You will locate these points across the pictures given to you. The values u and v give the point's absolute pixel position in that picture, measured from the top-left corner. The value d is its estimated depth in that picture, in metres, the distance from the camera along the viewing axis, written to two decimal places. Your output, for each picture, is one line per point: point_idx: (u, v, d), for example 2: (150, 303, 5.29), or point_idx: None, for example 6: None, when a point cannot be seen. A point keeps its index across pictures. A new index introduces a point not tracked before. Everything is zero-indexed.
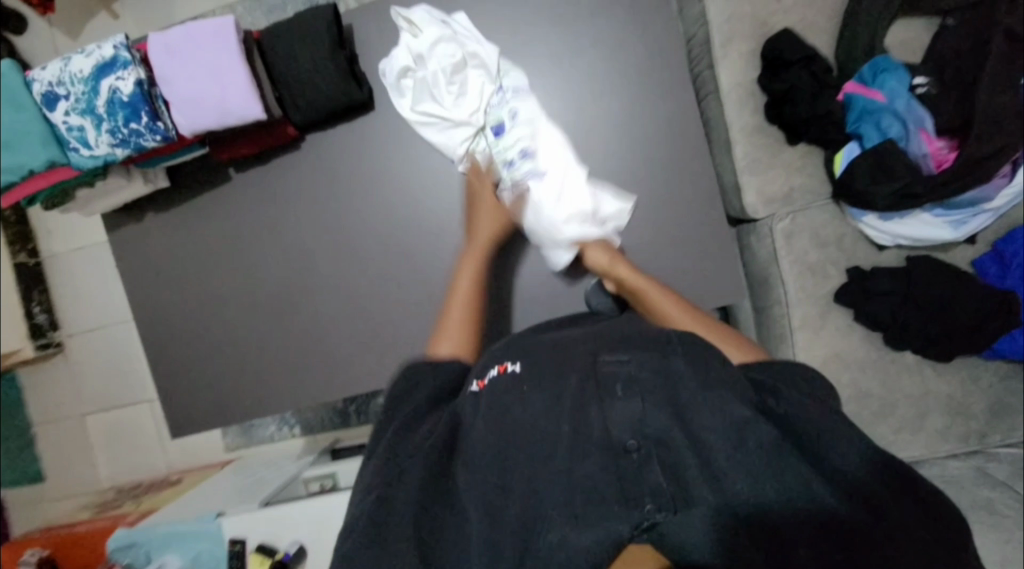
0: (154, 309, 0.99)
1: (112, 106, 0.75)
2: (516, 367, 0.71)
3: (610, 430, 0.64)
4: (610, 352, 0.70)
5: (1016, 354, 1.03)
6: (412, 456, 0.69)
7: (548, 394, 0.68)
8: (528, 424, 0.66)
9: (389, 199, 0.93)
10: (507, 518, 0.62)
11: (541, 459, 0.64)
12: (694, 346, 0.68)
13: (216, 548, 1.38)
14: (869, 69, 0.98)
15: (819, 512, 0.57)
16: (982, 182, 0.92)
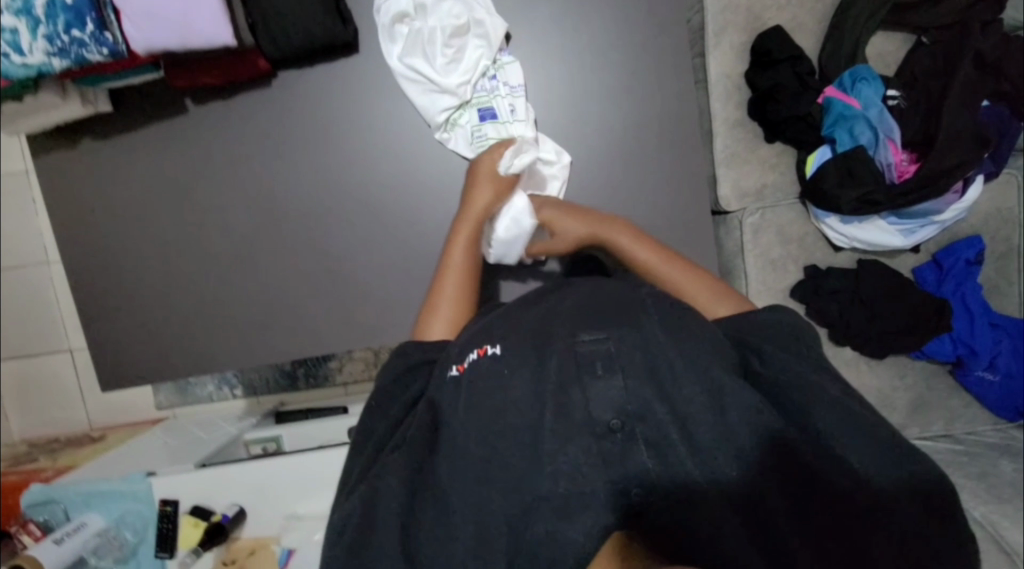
0: (89, 248, 0.89)
1: (51, 7, 0.65)
2: (497, 350, 0.68)
3: (593, 406, 0.63)
4: (588, 331, 0.67)
5: (941, 357, 1.13)
6: (401, 456, 0.67)
7: (541, 376, 0.65)
8: (512, 409, 0.64)
9: (365, 153, 0.87)
10: (503, 497, 0.62)
11: (529, 438, 0.63)
12: (676, 323, 0.68)
13: (146, 509, 1.30)
14: (850, 76, 1.01)
15: (795, 487, 0.62)
16: (935, 197, 0.99)
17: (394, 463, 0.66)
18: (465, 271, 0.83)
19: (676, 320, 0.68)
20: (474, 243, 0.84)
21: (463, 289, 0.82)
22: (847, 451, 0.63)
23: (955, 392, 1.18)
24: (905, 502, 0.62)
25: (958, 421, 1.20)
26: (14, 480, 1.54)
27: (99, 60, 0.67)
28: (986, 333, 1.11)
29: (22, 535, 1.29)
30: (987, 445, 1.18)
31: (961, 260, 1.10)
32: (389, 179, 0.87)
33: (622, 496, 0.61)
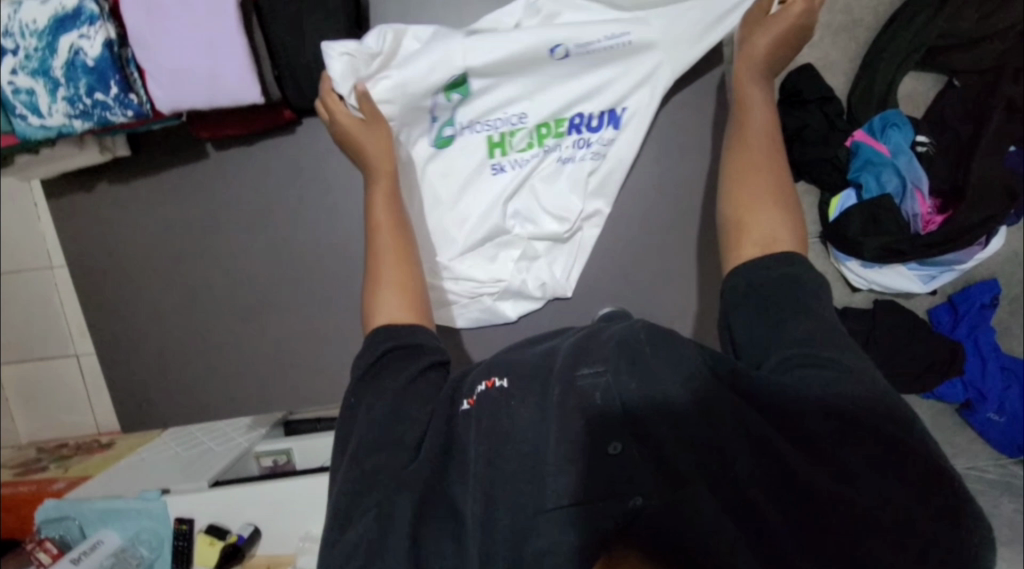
0: (106, 288, 0.87)
1: (72, 69, 0.63)
2: (504, 384, 0.63)
3: (573, 424, 0.58)
4: (590, 365, 0.60)
5: (950, 397, 1.14)
6: (381, 492, 0.58)
7: (521, 413, 0.60)
8: (510, 424, 0.60)
9: (433, 144, 0.88)
10: (503, 515, 0.56)
11: (527, 456, 0.59)
12: (675, 350, 0.58)
13: (160, 526, 1.32)
14: (880, 121, 1.00)
15: (797, 503, 0.52)
16: (961, 248, 0.98)
17: (395, 487, 0.58)
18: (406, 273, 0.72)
19: (671, 345, 0.59)
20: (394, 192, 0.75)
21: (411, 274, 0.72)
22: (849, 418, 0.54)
23: (959, 427, 1.20)
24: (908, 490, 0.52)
25: (960, 455, 1.22)
26: (25, 492, 1.56)
27: (122, 121, 0.66)
28: (996, 377, 1.11)
29: (37, 553, 1.29)
30: (989, 483, 1.20)
31: (977, 304, 1.10)
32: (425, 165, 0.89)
33: (622, 504, 0.56)
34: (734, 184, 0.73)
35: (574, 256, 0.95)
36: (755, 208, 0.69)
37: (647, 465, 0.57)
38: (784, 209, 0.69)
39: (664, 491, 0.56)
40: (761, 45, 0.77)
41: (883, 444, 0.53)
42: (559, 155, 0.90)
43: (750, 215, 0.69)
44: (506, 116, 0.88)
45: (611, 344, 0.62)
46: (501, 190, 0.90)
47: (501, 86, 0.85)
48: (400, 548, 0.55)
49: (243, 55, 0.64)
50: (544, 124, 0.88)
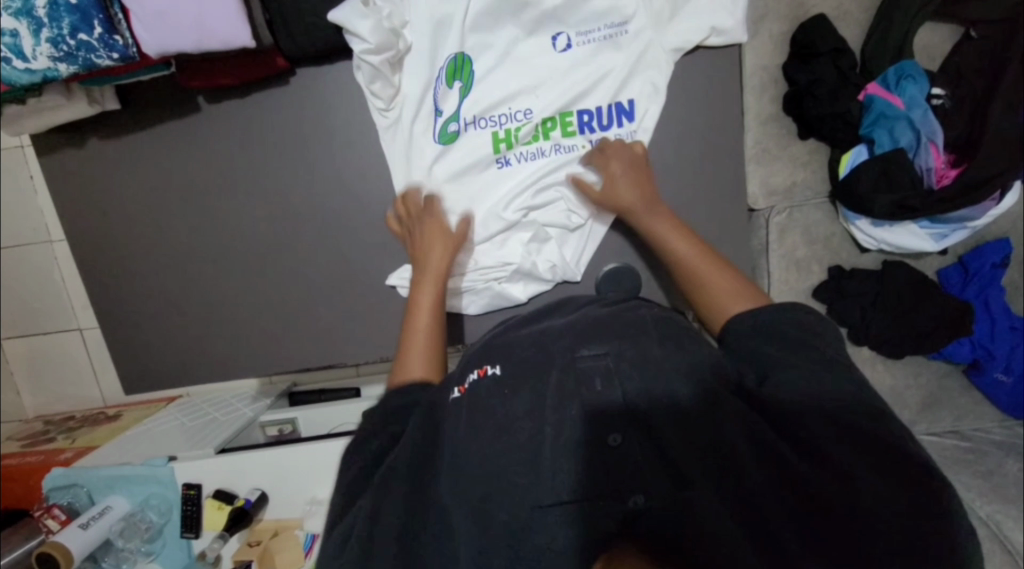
0: (103, 249, 0.86)
1: (56, 8, 0.60)
2: (496, 371, 0.64)
3: (572, 412, 0.59)
4: (589, 348, 0.63)
5: (957, 358, 1.13)
6: (383, 480, 0.61)
7: (517, 399, 0.61)
8: (506, 414, 0.61)
9: (438, 142, 0.81)
10: (493, 510, 0.56)
11: (525, 447, 0.58)
12: (677, 340, 0.64)
13: (168, 492, 1.33)
14: (895, 73, 0.97)
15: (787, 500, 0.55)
16: (975, 204, 0.95)
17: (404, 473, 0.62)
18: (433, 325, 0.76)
19: (676, 336, 0.65)
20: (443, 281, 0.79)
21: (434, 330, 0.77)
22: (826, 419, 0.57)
23: (966, 389, 1.19)
24: (897, 496, 0.54)
25: (966, 417, 1.22)
26: (33, 461, 1.56)
27: (110, 66, 0.63)
28: (1005, 337, 1.10)
29: (47, 518, 1.32)
30: (996, 444, 1.19)
31: (988, 264, 1.08)
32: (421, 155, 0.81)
33: (620, 505, 0.55)
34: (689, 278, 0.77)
35: (587, 241, 0.84)
36: (703, 276, 0.76)
37: (649, 459, 0.58)
38: (728, 276, 0.75)
39: (666, 489, 0.56)
40: (626, 153, 0.79)
41: (884, 459, 0.56)
42: (572, 151, 0.82)
43: (705, 276, 0.76)
44: (510, 111, 0.81)
45: (619, 327, 0.65)
46: (504, 181, 0.83)
47: (506, 74, 0.81)
48: (393, 523, 0.58)
49: None
50: (552, 119, 0.82)
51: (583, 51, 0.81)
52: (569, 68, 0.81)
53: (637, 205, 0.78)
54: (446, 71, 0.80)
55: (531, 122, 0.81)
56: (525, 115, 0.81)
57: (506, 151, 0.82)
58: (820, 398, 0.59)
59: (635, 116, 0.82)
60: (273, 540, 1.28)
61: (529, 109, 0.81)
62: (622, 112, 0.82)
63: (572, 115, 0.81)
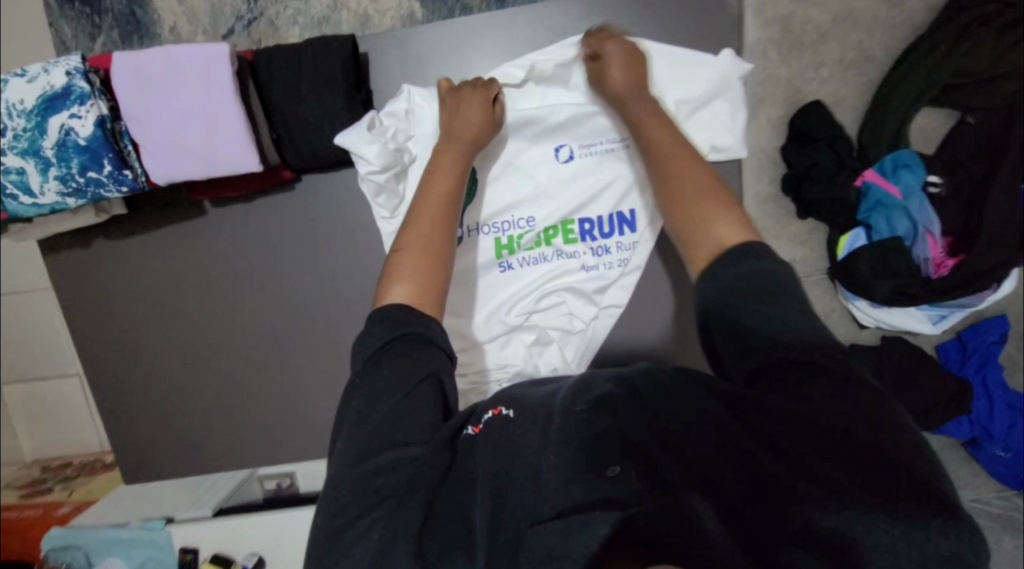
0: (106, 340, 0.86)
1: (65, 150, 0.66)
2: (511, 412, 0.61)
3: (552, 450, 0.57)
4: (593, 402, 0.60)
5: (956, 434, 1.13)
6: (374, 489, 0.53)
7: (523, 437, 0.59)
8: (514, 451, 0.58)
9: None
10: (493, 541, 0.52)
11: (531, 480, 0.56)
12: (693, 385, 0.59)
13: (165, 555, 1.32)
14: (891, 161, 0.98)
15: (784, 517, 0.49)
16: (973, 292, 0.96)
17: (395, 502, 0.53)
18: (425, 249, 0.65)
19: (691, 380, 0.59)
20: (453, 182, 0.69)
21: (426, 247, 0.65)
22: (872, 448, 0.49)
23: (964, 461, 1.19)
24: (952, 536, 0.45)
25: (964, 488, 1.22)
26: (30, 516, 1.60)
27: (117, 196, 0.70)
28: (1003, 414, 1.10)
29: None
30: (995, 518, 1.19)
31: (985, 342, 1.09)
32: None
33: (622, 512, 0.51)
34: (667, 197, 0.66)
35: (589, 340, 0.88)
36: (687, 173, 0.65)
37: (638, 478, 0.55)
38: (716, 187, 0.63)
39: (658, 497, 0.52)
40: (615, 72, 0.77)
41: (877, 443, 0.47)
42: (575, 255, 0.87)
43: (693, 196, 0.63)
44: (513, 218, 0.86)
45: (605, 385, 0.62)
46: (510, 284, 0.87)
47: (511, 184, 0.86)
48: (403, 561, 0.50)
49: (236, 128, 0.67)
50: (554, 226, 0.87)
51: (585, 162, 0.85)
52: (571, 177, 0.86)
53: (626, 91, 0.76)
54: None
55: (533, 229, 0.86)
56: (528, 221, 0.86)
57: (509, 256, 0.87)
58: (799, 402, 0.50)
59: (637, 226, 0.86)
60: None
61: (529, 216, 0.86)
62: (624, 222, 0.86)
63: (574, 224, 0.86)
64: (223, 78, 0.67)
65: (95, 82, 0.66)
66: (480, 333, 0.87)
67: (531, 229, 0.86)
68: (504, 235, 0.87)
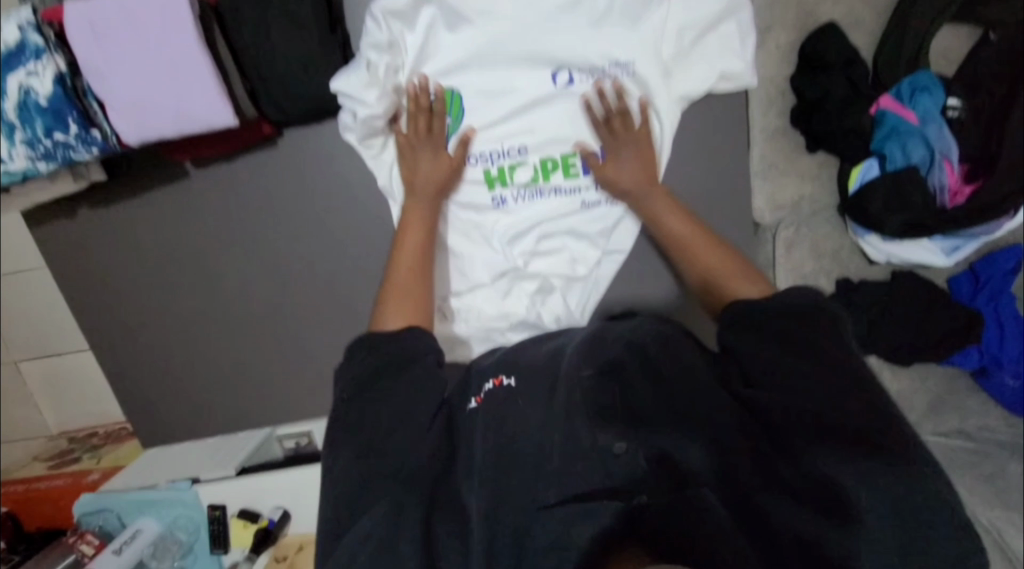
0: (111, 312, 0.87)
1: (27, 111, 0.65)
2: (510, 383, 0.74)
3: (556, 430, 0.69)
4: (589, 366, 0.72)
5: (964, 365, 1.13)
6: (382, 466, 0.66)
7: (523, 409, 0.71)
8: (517, 423, 0.70)
9: None
10: (507, 514, 0.64)
11: (535, 460, 0.67)
12: (685, 365, 0.71)
13: (195, 513, 1.39)
14: (908, 85, 0.92)
15: (791, 520, 0.60)
16: (991, 221, 0.92)
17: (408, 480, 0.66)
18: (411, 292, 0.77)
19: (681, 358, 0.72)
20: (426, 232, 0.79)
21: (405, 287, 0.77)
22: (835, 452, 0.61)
23: (973, 392, 1.19)
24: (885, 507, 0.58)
25: (972, 418, 1.22)
26: (61, 485, 1.60)
27: (89, 158, 0.70)
28: (1014, 344, 1.09)
29: (81, 544, 1.36)
30: (999, 444, 1.20)
31: (999, 272, 1.07)
32: None
33: (626, 504, 0.63)
34: (683, 244, 0.80)
35: (588, 283, 0.88)
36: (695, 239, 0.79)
37: (647, 463, 0.66)
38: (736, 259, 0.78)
39: (666, 493, 0.63)
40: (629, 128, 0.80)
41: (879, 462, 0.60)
42: (582, 197, 0.84)
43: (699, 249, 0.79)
44: (504, 148, 0.82)
45: (618, 345, 0.75)
46: (501, 223, 0.85)
47: (506, 118, 0.80)
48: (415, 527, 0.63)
49: (202, 81, 0.65)
50: (552, 158, 0.82)
51: (582, 88, 0.80)
52: (567, 103, 0.81)
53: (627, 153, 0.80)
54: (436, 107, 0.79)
55: (528, 163, 0.82)
56: (522, 152, 0.82)
57: (502, 188, 0.83)
58: (815, 401, 0.63)
59: None
60: (297, 555, 1.35)
61: (527, 145, 0.81)
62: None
63: (574, 157, 0.82)
64: (177, 24, 0.63)
65: (50, 39, 0.64)
66: (482, 282, 0.87)
67: (526, 164, 0.82)
68: (497, 163, 0.82)
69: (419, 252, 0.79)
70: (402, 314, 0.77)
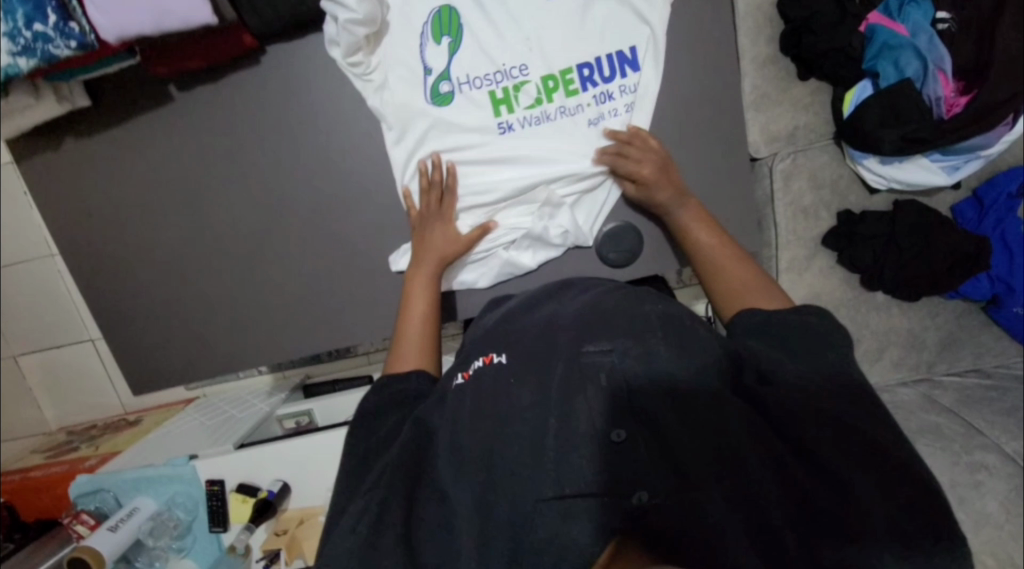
0: (106, 252, 0.88)
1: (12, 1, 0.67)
2: (502, 359, 0.64)
3: (551, 415, 0.57)
4: (597, 343, 0.61)
5: (975, 296, 1.10)
6: (386, 449, 0.65)
7: (517, 394, 0.60)
8: (501, 408, 0.60)
9: (434, 104, 0.84)
10: (498, 504, 0.56)
11: (526, 447, 0.57)
12: (686, 336, 0.61)
13: (194, 488, 1.35)
14: (896, 2, 0.93)
15: (802, 521, 0.53)
16: (989, 129, 0.91)
17: (387, 468, 0.61)
18: (427, 333, 0.79)
19: (683, 330, 0.62)
20: (434, 295, 0.82)
21: (425, 336, 0.79)
22: (848, 448, 0.55)
23: (986, 326, 1.16)
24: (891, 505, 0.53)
25: (986, 355, 1.19)
26: (59, 470, 1.57)
27: (67, 54, 0.69)
28: None
29: (76, 525, 1.34)
30: (1017, 379, 1.17)
31: (1002, 195, 1.05)
32: (419, 119, 0.84)
33: (624, 502, 0.53)
34: (704, 257, 0.80)
35: (585, 200, 0.88)
36: (706, 250, 0.80)
37: (650, 455, 0.55)
38: (753, 270, 0.77)
39: (670, 492, 0.54)
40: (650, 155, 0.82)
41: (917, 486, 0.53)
42: (587, 116, 0.86)
43: (720, 262, 0.79)
44: (506, 67, 0.83)
45: (623, 322, 0.63)
46: (500, 156, 0.86)
47: (499, 34, 0.83)
48: (396, 517, 0.58)
49: None
50: (552, 73, 0.84)
51: None
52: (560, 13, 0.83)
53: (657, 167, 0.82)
54: (434, 26, 0.82)
55: (530, 80, 0.84)
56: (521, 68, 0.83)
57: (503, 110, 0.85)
58: (820, 387, 0.59)
59: (638, 65, 0.84)
60: (297, 528, 1.31)
61: (529, 62, 0.83)
62: (624, 62, 0.84)
63: (571, 71, 0.84)
64: None
65: None
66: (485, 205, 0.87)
67: (531, 84, 0.84)
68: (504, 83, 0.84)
69: (432, 307, 0.82)
70: (418, 358, 0.77)
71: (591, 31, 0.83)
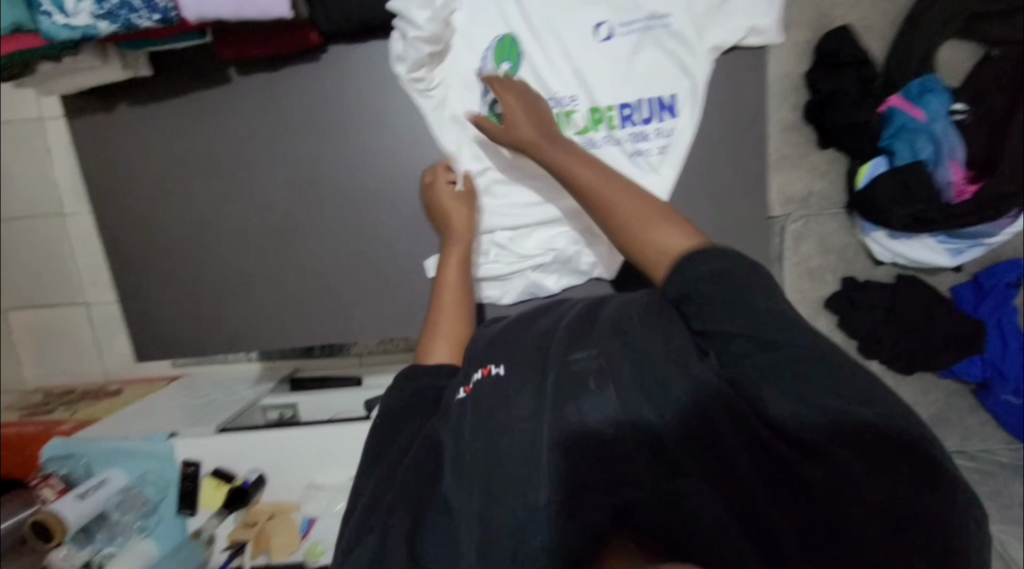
0: (134, 217, 0.90)
1: None
2: (500, 370, 0.67)
3: (545, 419, 0.63)
4: (579, 349, 0.66)
5: (966, 377, 1.12)
6: (400, 449, 0.68)
7: (514, 402, 0.65)
8: (504, 416, 0.64)
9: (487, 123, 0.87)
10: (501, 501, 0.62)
11: (524, 445, 0.63)
12: (663, 326, 0.64)
13: (167, 467, 1.32)
14: (917, 86, 0.97)
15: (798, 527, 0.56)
16: (995, 218, 0.96)
17: (401, 472, 0.66)
18: (457, 313, 0.80)
19: (660, 319, 0.65)
20: (466, 266, 0.83)
21: (456, 317, 0.80)
22: (842, 450, 0.55)
23: (976, 409, 1.18)
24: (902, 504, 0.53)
25: (974, 439, 1.20)
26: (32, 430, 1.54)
27: (147, 25, 0.72)
28: (1017, 358, 1.09)
29: (43, 488, 1.30)
30: (1002, 466, 1.18)
31: (1002, 284, 1.08)
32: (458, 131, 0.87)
33: (612, 500, 0.60)
34: (598, 211, 0.74)
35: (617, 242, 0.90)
36: (607, 197, 0.73)
37: (637, 449, 0.62)
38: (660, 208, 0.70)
39: (660, 488, 0.60)
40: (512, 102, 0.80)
41: (897, 456, 0.54)
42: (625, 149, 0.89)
43: (620, 206, 0.72)
44: (557, 96, 0.88)
45: (607, 327, 0.68)
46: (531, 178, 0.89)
47: (553, 66, 0.87)
48: (405, 516, 0.63)
49: None
50: (596, 108, 0.88)
51: (623, 42, 0.87)
52: (610, 55, 0.87)
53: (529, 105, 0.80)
54: (495, 52, 0.87)
55: (576, 112, 0.88)
56: (570, 100, 0.88)
57: None
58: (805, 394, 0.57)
59: (677, 111, 0.87)
60: (267, 522, 1.26)
61: (578, 96, 0.88)
62: (664, 108, 0.88)
63: (614, 110, 0.88)
64: None
65: None
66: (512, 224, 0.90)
67: (578, 114, 0.88)
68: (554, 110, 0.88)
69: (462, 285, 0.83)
70: (450, 348, 0.78)
71: (638, 76, 0.88)
